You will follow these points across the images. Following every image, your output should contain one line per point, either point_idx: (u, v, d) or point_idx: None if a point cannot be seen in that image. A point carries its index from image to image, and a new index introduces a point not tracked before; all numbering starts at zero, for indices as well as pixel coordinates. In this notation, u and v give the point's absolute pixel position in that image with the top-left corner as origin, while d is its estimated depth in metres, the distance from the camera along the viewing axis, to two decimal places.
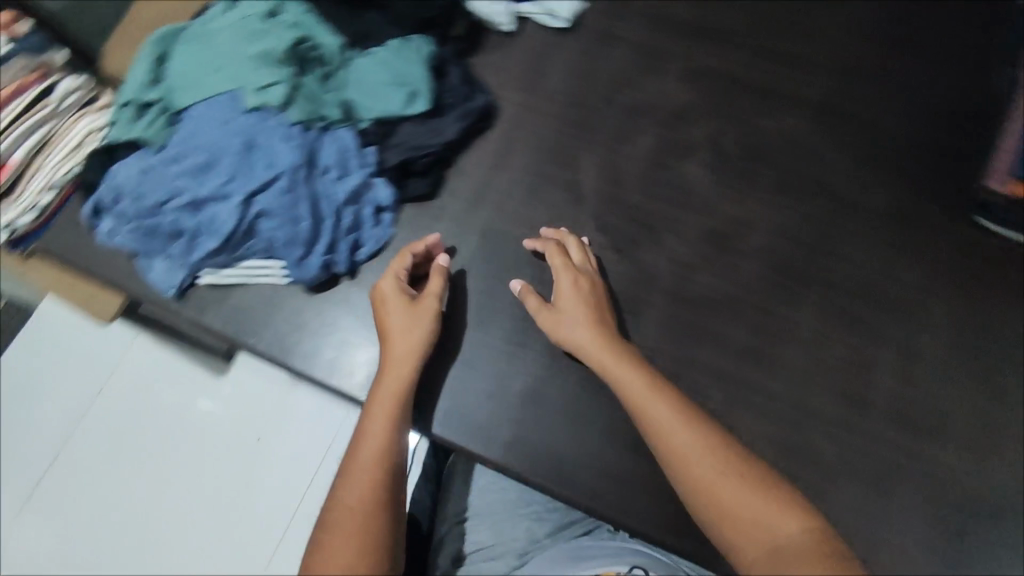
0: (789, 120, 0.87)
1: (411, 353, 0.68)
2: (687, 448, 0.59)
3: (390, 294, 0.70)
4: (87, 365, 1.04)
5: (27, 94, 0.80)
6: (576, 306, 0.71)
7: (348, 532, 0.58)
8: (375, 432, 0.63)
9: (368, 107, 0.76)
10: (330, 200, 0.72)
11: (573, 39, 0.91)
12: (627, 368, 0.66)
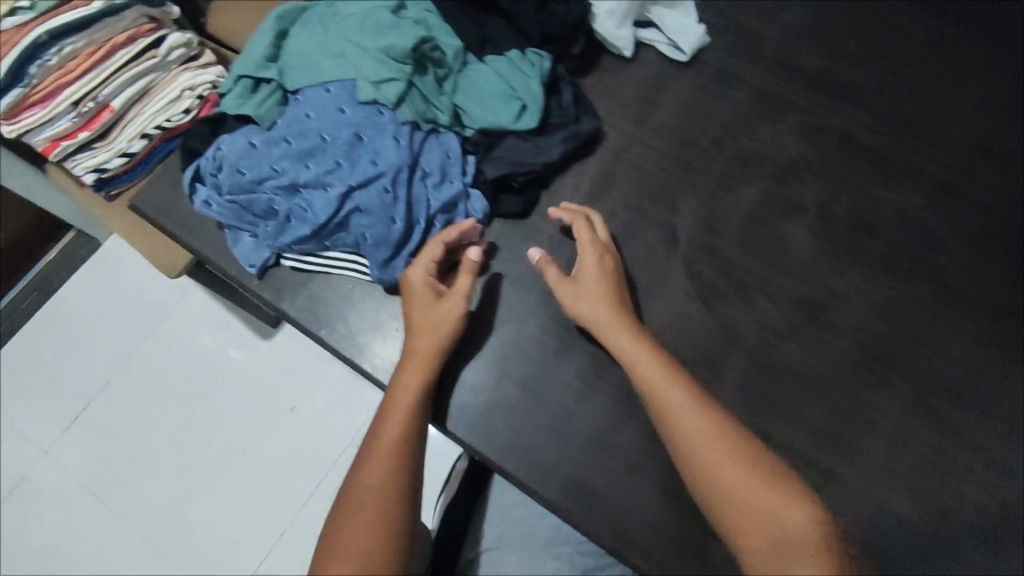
0: (909, 196, 0.81)
1: (432, 346, 0.68)
2: (702, 439, 0.61)
3: (417, 289, 0.69)
4: (147, 308, 1.29)
5: (137, 44, 0.92)
6: (598, 282, 0.72)
7: (361, 515, 0.60)
8: (397, 417, 0.65)
9: (478, 116, 0.76)
10: (426, 205, 0.72)
11: (691, 74, 0.87)
12: (645, 354, 0.67)
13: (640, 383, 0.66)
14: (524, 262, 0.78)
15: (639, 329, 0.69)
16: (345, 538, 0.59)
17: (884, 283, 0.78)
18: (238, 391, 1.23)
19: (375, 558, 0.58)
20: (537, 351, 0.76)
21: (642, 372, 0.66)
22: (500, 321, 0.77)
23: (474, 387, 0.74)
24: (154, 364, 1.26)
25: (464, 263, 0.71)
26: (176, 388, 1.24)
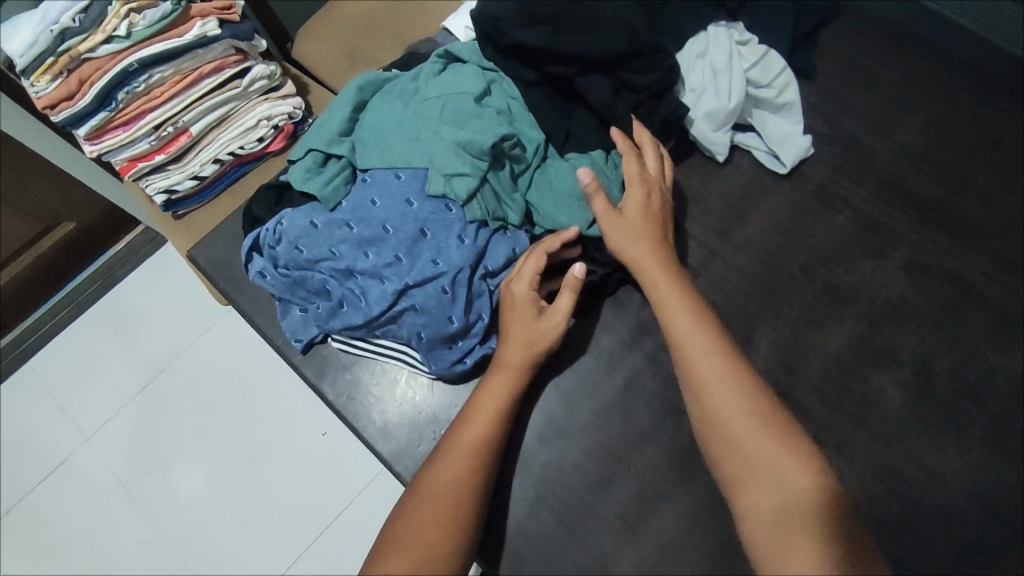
0: (1022, 362, 0.72)
1: (522, 362, 0.67)
2: (722, 395, 0.59)
3: (520, 300, 0.66)
4: (190, 322, 1.29)
5: (224, 74, 0.87)
6: (643, 222, 0.68)
7: (431, 507, 0.60)
8: (480, 421, 0.65)
9: (551, 216, 0.71)
10: (484, 305, 0.68)
11: (787, 190, 0.80)
12: (678, 300, 0.65)
13: (667, 324, 0.64)
14: (578, 372, 0.74)
15: (675, 270, 0.67)
16: (413, 525, 0.60)
17: (986, 463, 0.68)
18: (267, 420, 1.22)
19: (439, 552, 0.59)
20: (580, 478, 0.70)
21: (671, 313, 0.64)
22: (544, 435, 0.72)
23: (507, 507, 0.69)
24: (195, 376, 1.25)
25: (568, 278, 0.67)
26: (212, 405, 1.23)
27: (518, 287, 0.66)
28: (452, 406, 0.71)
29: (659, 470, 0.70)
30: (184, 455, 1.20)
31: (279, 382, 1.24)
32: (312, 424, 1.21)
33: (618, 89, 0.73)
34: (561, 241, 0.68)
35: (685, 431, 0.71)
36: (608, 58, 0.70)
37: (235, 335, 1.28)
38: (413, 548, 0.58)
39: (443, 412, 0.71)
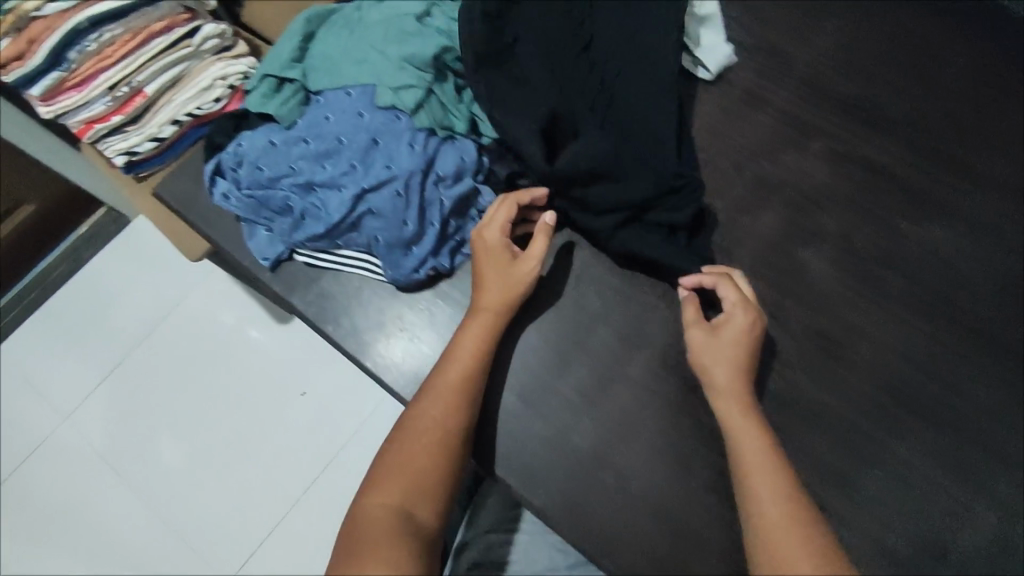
0: (935, 233, 0.79)
1: (498, 304, 0.70)
2: (773, 513, 0.58)
3: (494, 247, 0.71)
4: (162, 291, 1.31)
5: (175, 32, 0.88)
6: (723, 344, 0.67)
7: (420, 441, 0.64)
8: (462, 360, 0.68)
9: (496, 125, 0.76)
10: (439, 207, 0.73)
11: (716, 97, 0.86)
12: (747, 424, 0.64)
13: (733, 442, 0.64)
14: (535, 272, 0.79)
15: (748, 393, 0.66)
16: (402, 459, 0.63)
17: (908, 323, 0.76)
18: (246, 377, 1.26)
19: (427, 482, 0.63)
20: (538, 363, 0.76)
21: (737, 435, 0.64)
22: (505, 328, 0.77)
23: None
24: (175, 346, 1.28)
25: (541, 226, 0.73)
26: (195, 372, 1.26)
27: (492, 234, 0.71)
28: (416, 307, 0.77)
29: (610, 349, 0.76)
30: (168, 416, 1.24)
31: (254, 337, 1.28)
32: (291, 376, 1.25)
33: (664, 228, 0.76)
34: (533, 197, 0.74)
35: (632, 313, 0.78)
36: (635, 203, 0.74)
37: (209, 297, 1.31)
38: (402, 479, 0.62)
39: (408, 313, 0.77)
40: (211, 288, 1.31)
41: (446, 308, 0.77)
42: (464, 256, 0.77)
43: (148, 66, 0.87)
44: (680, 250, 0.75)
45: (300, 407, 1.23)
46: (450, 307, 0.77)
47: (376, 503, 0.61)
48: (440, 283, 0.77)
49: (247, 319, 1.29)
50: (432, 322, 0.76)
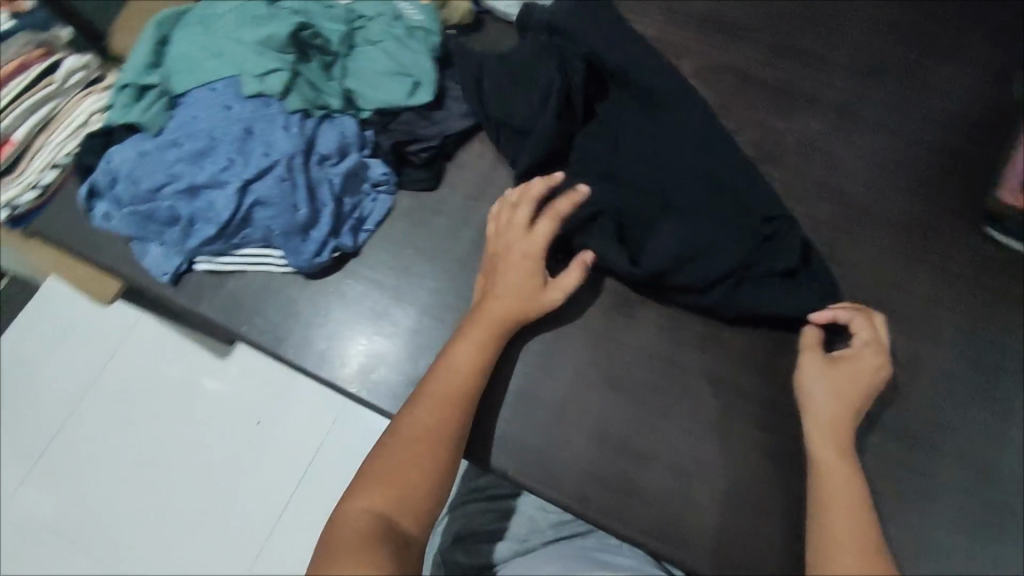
0: (808, 122, 0.82)
1: (504, 320, 0.68)
2: (847, 539, 0.57)
3: (523, 264, 0.69)
4: (93, 347, 1.25)
5: (33, 71, 0.85)
6: (843, 381, 0.64)
7: (411, 449, 0.62)
8: (460, 371, 0.66)
9: (371, 96, 0.76)
10: (329, 186, 0.73)
11: None
12: (837, 457, 0.61)
13: (819, 458, 0.62)
14: (437, 233, 0.78)
15: (852, 425, 0.63)
16: (390, 468, 0.61)
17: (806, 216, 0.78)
18: (196, 419, 1.19)
19: (414, 492, 0.60)
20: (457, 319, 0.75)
21: (825, 455, 0.62)
22: (418, 293, 0.76)
23: (398, 361, 0.73)
24: (115, 403, 1.21)
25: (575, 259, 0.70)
26: (139, 424, 1.20)
27: (521, 244, 0.70)
28: (327, 291, 0.76)
29: None
30: (118, 474, 1.17)
31: (201, 377, 1.21)
32: (241, 406, 1.20)
33: (783, 274, 0.71)
34: (571, 198, 0.70)
35: None
36: (732, 263, 0.70)
37: (142, 344, 1.25)
38: (389, 485, 0.60)
39: (320, 299, 0.76)
40: (141, 336, 1.25)
41: (357, 286, 0.76)
42: (367, 232, 0.78)
43: (12, 111, 0.83)
44: (803, 290, 0.70)
45: (258, 436, 1.18)
46: (363, 285, 0.77)
47: (359, 508, 0.59)
48: (349, 263, 0.77)
49: (188, 361, 1.23)
50: (346, 302, 0.76)
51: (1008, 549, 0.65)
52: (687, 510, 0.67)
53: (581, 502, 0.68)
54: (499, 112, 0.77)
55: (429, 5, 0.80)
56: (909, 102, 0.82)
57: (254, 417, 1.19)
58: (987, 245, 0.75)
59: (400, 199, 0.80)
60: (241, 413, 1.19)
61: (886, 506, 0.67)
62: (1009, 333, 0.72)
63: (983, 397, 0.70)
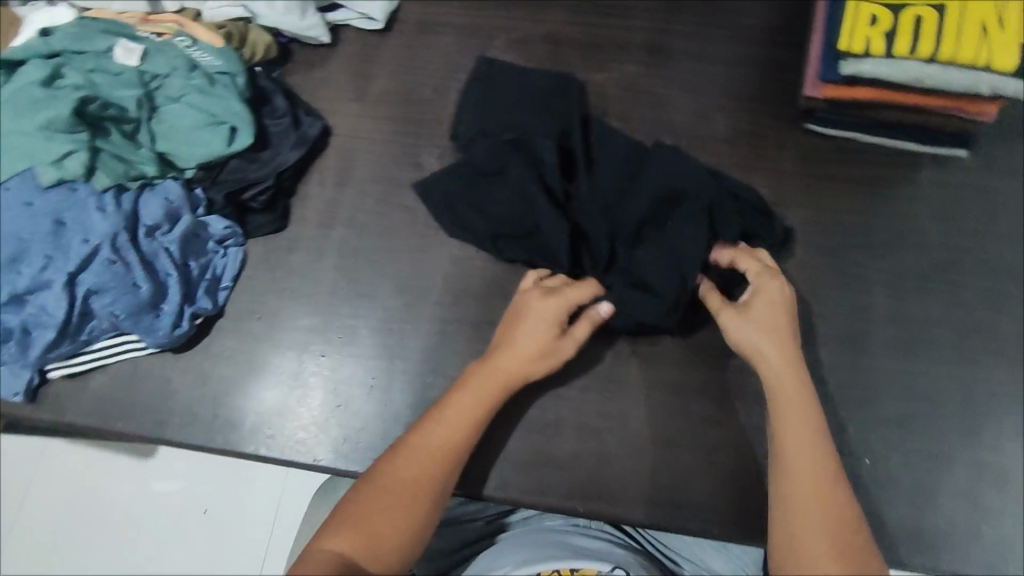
0: (626, 69, 0.85)
1: (511, 372, 0.65)
2: (803, 471, 0.58)
3: (538, 314, 0.66)
4: (9, 486, 1.13)
5: None
6: (773, 317, 0.65)
7: (384, 498, 0.59)
8: (454, 423, 0.63)
9: (189, 153, 0.73)
10: (167, 255, 0.70)
11: (393, 38, 0.87)
12: (794, 404, 0.61)
13: (771, 394, 0.63)
14: (297, 271, 0.77)
15: (798, 363, 0.64)
16: (365, 516, 0.58)
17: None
18: (146, 527, 1.10)
19: (384, 542, 0.57)
20: (339, 348, 0.73)
21: (783, 397, 0.62)
22: (294, 336, 0.74)
23: (290, 409, 0.71)
24: (40, 540, 1.10)
25: (589, 312, 0.68)
26: (67, 558, 1.08)
27: (537, 297, 0.67)
28: (198, 359, 0.73)
29: (396, 302, 0.75)
30: None
31: (145, 483, 1.11)
32: (183, 499, 1.10)
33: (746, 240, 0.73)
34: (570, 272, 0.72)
35: (403, 261, 0.76)
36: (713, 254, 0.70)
37: (62, 467, 1.13)
38: (357, 532, 0.57)
39: (193, 370, 0.73)
40: (53, 458, 1.14)
41: (229, 347, 0.74)
42: (226, 290, 0.75)
43: None
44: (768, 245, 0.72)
45: (206, 527, 1.09)
46: (235, 344, 0.74)
47: (323, 551, 0.56)
48: (216, 325, 0.75)
49: (120, 471, 1.12)
50: (222, 365, 0.73)
51: (889, 406, 0.70)
52: (604, 463, 0.69)
53: (504, 488, 0.68)
54: (495, 226, 0.73)
55: (223, 46, 0.76)
56: (712, 28, 0.86)
57: (200, 504, 1.10)
58: (809, 139, 0.81)
59: (252, 248, 0.78)
60: (186, 505, 1.10)
61: None
62: (847, 213, 0.77)
63: (839, 277, 0.75)
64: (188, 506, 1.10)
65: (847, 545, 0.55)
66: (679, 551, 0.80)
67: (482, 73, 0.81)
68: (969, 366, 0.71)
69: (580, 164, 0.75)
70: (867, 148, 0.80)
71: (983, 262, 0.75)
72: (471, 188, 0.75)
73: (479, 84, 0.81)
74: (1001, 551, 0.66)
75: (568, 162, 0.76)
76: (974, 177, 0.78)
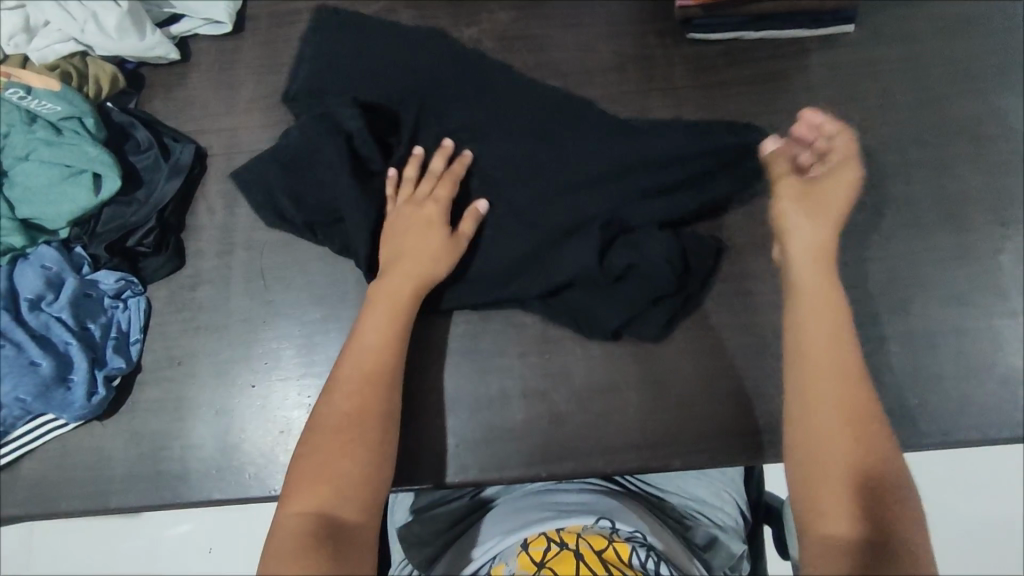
0: (498, 16, 0.80)
1: (405, 276, 0.65)
2: (825, 391, 0.58)
3: (420, 221, 0.67)
4: None
5: None
6: (823, 204, 0.68)
7: (332, 440, 0.58)
8: (371, 343, 0.63)
9: (57, 214, 0.68)
10: (60, 324, 0.67)
11: (248, 39, 0.81)
12: (825, 316, 0.62)
13: (800, 306, 0.63)
14: (207, 306, 0.73)
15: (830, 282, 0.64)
16: (317, 465, 0.57)
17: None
18: None
19: (349, 481, 0.56)
20: (267, 371, 0.71)
21: (808, 305, 0.63)
22: (217, 373, 0.71)
23: (236, 446, 0.69)
24: None
25: (467, 210, 0.69)
26: None
27: (411, 208, 0.68)
28: (127, 419, 0.71)
29: (316, 313, 0.72)
30: None
31: (138, 540, 1.04)
32: (180, 544, 1.03)
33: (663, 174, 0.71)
34: (460, 169, 0.70)
35: (313, 271, 0.73)
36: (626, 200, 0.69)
37: (47, 546, 1.06)
38: (316, 482, 0.56)
39: (124, 431, 0.70)
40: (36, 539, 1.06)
41: (156, 401, 0.71)
42: (138, 343, 0.71)
43: None
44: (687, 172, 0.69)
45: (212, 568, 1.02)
46: (162, 396, 0.71)
47: (293, 513, 0.55)
48: (138, 381, 0.72)
49: (107, 535, 1.04)
50: (153, 419, 0.70)
51: None
52: (556, 423, 0.69)
53: (464, 472, 0.68)
54: (309, 211, 0.70)
55: (62, 88, 0.69)
56: None
57: (203, 544, 1.03)
58: (695, 49, 0.78)
59: (154, 294, 0.74)
60: (184, 551, 1.03)
61: (716, 320, 0.71)
62: (747, 116, 0.76)
63: None
64: (188, 551, 1.03)
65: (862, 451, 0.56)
66: (663, 487, 0.80)
67: (309, 35, 0.77)
68: (888, 243, 0.71)
69: (407, 131, 0.73)
70: (753, 45, 0.78)
71: (884, 136, 0.74)
72: (291, 174, 0.69)
73: (307, 44, 0.76)
74: (945, 413, 0.67)
75: (391, 132, 0.73)
76: (863, 52, 0.77)
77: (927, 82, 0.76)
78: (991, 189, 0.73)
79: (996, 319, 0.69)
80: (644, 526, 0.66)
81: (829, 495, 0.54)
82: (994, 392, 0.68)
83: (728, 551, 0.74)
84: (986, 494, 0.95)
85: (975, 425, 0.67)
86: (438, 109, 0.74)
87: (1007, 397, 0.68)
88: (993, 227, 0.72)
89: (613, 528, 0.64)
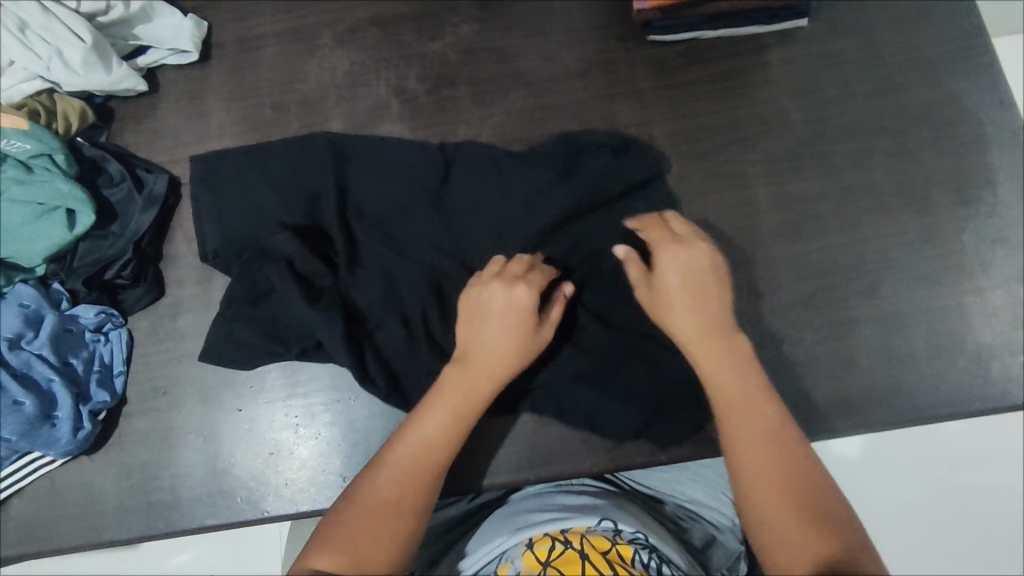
0: (462, 30, 0.81)
1: (484, 371, 0.64)
2: (751, 439, 0.59)
3: (506, 313, 0.65)
4: None
5: None
6: (686, 291, 0.65)
7: (370, 514, 0.58)
8: (435, 425, 0.62)
9: (33, 252, 0.68)
10: (41, 362, 0.67)
11: (215, 66, 0.82)
12: (733, 376, 0.62)
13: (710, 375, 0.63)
14: (189, 334, 0.74)
15: (733, 345, 0.64)
16: (350, 532, 0.57)
17: (510, 111, 0.79)
18: None
19: (375, 559, 0.56)
20: (253, 395, 0.71)
21: (715, 370, 0.63)
22: (202, 399, 0.72)
23: (225, 470, 0.70)
24: None
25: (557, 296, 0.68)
26: None
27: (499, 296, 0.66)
28: (113, 451, 0.71)
29: None
30: None
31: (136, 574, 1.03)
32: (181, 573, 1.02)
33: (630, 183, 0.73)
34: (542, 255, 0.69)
35: None
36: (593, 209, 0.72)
37: None
38: (345, 548, 0.56)
39: (111, 465, 0.70)
40: None
41: (142, 431, 0.71)
42: (121, 375, 0.72)
43: None
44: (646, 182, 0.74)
45: None
46: (149, 428, 0.71)
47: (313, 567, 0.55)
48: (123, 413, 0.72)
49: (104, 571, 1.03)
50: (139, 451, 0.71)
51: (791, 288, 0.72)
52: (541, 427, 0.70)
53: (454, 483, 0.69)
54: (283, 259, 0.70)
55: (29, 125, 0.68)
56: None
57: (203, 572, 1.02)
58: (657, 51, 0.80)
59: (135, 325, 0.74)
60: None
61: None
62: (710, 114, 0.77)
63: (718, 178, 0.75)
64: None
65: (809, 488, 0.56)
66: (661, 489, 0.80)
67: (201, 175, 0.75)
68: (855, 229, 0.73)
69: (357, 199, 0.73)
70: (713, 44, 0.79)
71: (845, 126, 0.76)
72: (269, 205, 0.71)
73: (204, 187, 0.74)
74: (919, 391, 0.69)
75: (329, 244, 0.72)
76: (818, 45, 0.79)
77: (883, 72, 0.78)
78: (950, 171, 0.74)
79: (963, 297, 0.71)
80: (644, 525, 0.66)
81: (783, 537, 0.54)
82: (966, 369, 0.69)
83: (725, 551, 0.76)
84: (970, 467, 0.97)
85: (949, 402, 0.69)
86: (365, 200, 0.73)
87: (979, 372, 0.69)
88: (955, 207, 0.73)
89: (615, 530, 0.64)
